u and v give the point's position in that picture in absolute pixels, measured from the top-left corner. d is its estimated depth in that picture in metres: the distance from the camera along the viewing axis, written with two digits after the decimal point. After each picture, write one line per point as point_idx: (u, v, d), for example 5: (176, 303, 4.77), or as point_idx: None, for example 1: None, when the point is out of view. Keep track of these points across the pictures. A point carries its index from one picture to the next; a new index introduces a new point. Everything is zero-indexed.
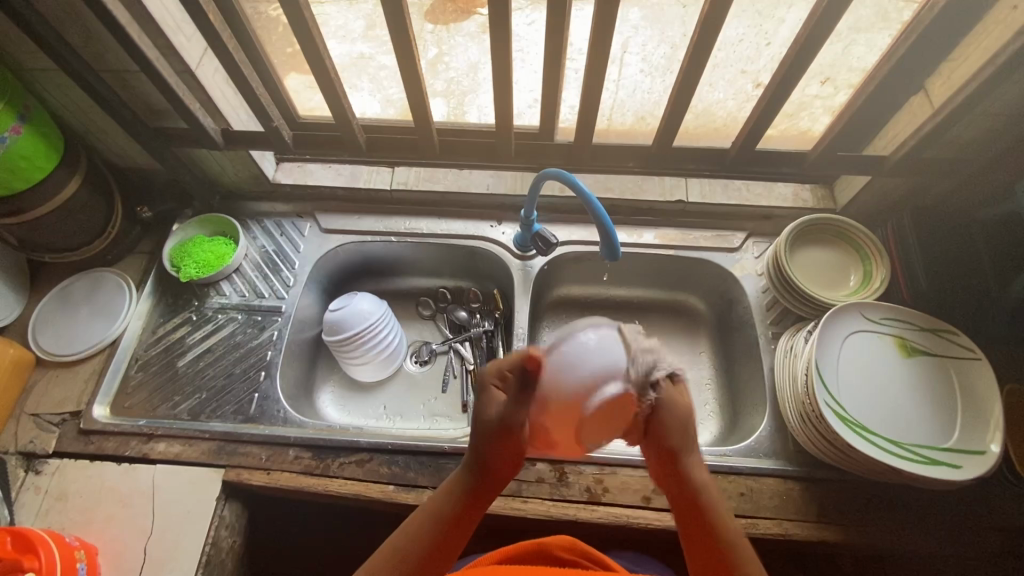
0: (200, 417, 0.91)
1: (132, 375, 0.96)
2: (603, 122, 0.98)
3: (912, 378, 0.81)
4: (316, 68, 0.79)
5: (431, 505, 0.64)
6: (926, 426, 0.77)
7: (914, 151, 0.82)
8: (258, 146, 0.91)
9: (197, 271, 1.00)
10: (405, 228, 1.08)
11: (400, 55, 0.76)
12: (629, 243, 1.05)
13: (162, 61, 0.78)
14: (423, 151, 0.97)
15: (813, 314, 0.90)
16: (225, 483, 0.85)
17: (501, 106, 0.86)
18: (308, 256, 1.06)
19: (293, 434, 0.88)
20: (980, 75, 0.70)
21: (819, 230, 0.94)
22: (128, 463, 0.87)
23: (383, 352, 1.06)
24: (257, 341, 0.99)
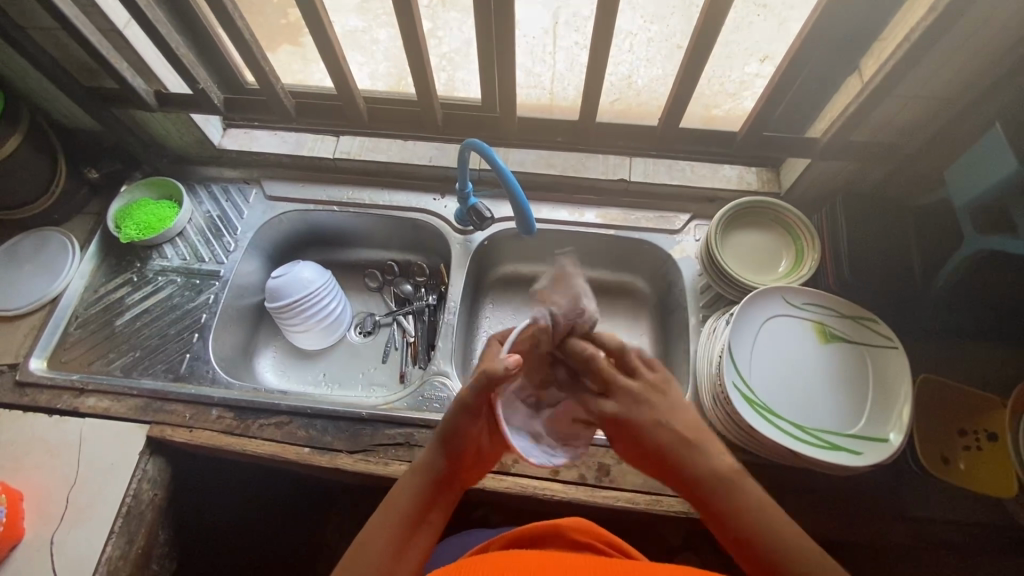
0: (132, 374, 0.94)
1: (71, 332, 0.98)
2: (545, 96, 0.97)
3: (828, 364, 0.80)
4: (229, 29, 0.80)
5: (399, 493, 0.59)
6: (836, 413, 0.77)
7: (843, 133, 0.80)
8: (190, 110, 0.93)
9: (138, 234, 1.03)
10: (348, 199, 1.08)
11: (308, 18, 0.78)
12: (570, 221, 1.03)
13: (82, 19, 0.79)
14: (351, 119, 0.98)
15: (738, 298, 0.89)
16: (148, 438, 0.87)
17: (424, 75, 0.87)
18: (251, 223, 1.07)
19: (217, 394, 0.90)
20: (898, 54, 0.68)
21: (755, 214, 0.92)
22: (59, 415, 0.89)
23: (322, 321, 1.06)
24: (193, 303, 1.01)
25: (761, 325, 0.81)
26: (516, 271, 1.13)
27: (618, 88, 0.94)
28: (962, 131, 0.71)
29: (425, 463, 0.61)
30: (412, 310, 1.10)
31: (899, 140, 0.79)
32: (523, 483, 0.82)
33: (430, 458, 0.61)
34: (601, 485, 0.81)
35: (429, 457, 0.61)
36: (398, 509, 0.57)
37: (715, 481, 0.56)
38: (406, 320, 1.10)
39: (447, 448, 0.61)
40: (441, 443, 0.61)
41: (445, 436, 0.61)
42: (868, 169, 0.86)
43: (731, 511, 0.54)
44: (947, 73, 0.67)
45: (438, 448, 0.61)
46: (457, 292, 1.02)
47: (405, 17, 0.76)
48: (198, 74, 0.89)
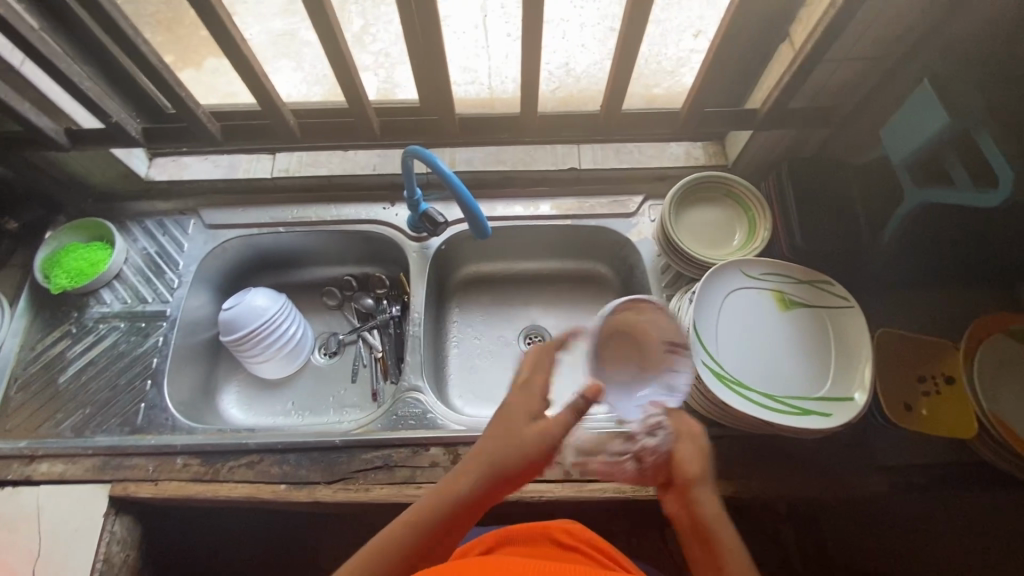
0: (85, 433, 0.88)
1: (11, 397, 0.92)
2: (485, 92, 0.94)
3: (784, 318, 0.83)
4: (140, 60, 0.76)
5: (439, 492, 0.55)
6: (800, 365, 0.79)
7: (780, 103, 0.81)
8: (108, 144, 0.87)
9: (70, 281, 0.96)
10: (294, 218, 1.04)
11: (223, 41, 0.74)
12: (525, 215, 1.02)
13: None
14: (285, 135, 0.94)
15: (698, 275, 0.89)
16: (112, 498, 0.82)
17: (353, 85, 0.83)
18: (193, 255, 1.02)
19: (179, 442, 0.86)
20: (823, 21, 0.68)
21: (707, 189, 0.93)
22: (9, 488, 0.84)
23: (285, 347, 1.02)
24: (141, 349, 0.95)
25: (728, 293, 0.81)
26: (479, 272, 1.11)
27: (557, 76, 0.92)
28: (893, 90, 0.73)
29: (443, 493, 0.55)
30: (377, 325, 1.06)
31: (835, 103, 0.80)
32: (508, 489, 0.81)
33: (471, 484, 0.55)
34: (587, 479, 0.81)
35: (458, 481, 0.56)
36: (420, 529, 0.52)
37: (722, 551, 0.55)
38: (372, 335, 1.07)
39: (497, 461, 0.56)
40: (486, 462, 0.56)
41: (507, 449, 0.56)
42: (809, 134, 0.87)
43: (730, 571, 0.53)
44: (871, 34, 0.68)
45: (489, 458, 0.56)
46: (419, 302, 1.00)
47: (326, 27, 0.72)
48: (111, 106, 0.83)
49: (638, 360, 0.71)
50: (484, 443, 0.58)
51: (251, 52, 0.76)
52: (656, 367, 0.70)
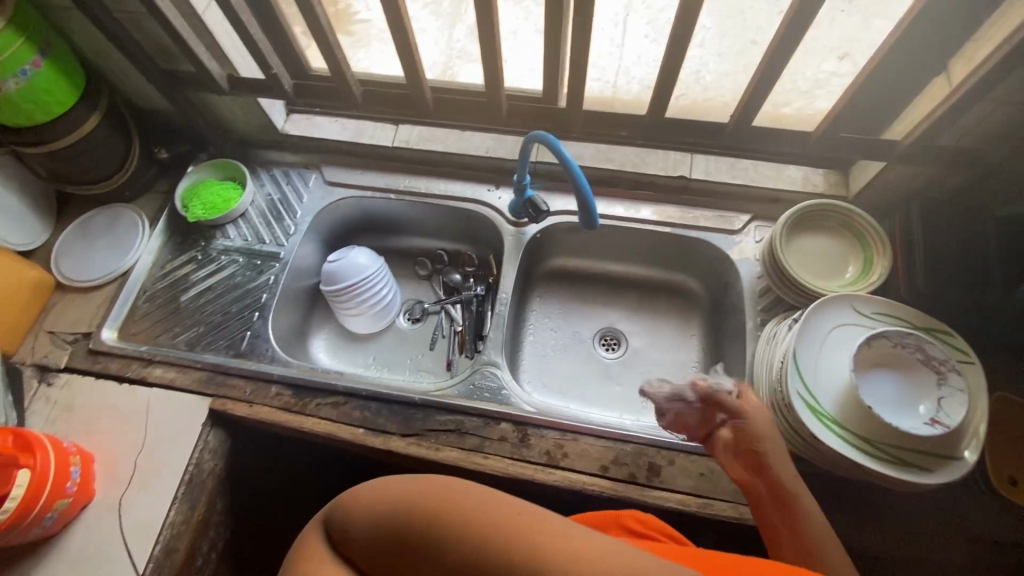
0: (196, 349, 0.97)
1: (140, 305, 1.03)
2: (609, 90, 0.95)
3: (960, 396, 0.71)
4: (311, 21, 0.83)
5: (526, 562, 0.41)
6: (931, 432, 0.69)
7: (925, 137, 0.77)
8: (261, 93, 0.96)
9: (204, 213, 1.06)
10: (405, 186, 1.10)
11: (388, 11, 0.79)
12: (626, 217, 1.02)
13: (167, 3, 0.82)
14: (415, 108, 0.99)
15: (800, 303, 0.86)
16: (211, 411, 0.91)
17: (491, 67, 0.87)
18: (310, 207, 1.10)
19: (276, 372, 0.93)
20: (996, 55, 0.65)
21: (823, 217, 0.90)
22: (128, 384, 0.94)
23: (377, 306, 1.08)
24: (254, 283, 1.04)
25: (889, 331, 0.74)
26: (567, 266, 1.13)
27: (686, 83, 0.92)
28: None
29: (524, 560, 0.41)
30: (461, 300, 1.10)
31: (988, 146, 0.76)
32: (572, 477, 0.82)
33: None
34: (651, 484, 0.81)
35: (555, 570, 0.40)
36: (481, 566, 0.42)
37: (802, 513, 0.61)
38: (455, 309, 1.11)
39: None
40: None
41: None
42: (949, 175, 0.82)
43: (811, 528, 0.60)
44: None
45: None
46: (508, 284, 1.03)
47: (482, 8, 0.76)
48: (273, 60, 0.92)
49: (905, 378, 0.75)
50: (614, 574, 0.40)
51: (407, 24, 0.82)
52: (920, 387, 0.74)
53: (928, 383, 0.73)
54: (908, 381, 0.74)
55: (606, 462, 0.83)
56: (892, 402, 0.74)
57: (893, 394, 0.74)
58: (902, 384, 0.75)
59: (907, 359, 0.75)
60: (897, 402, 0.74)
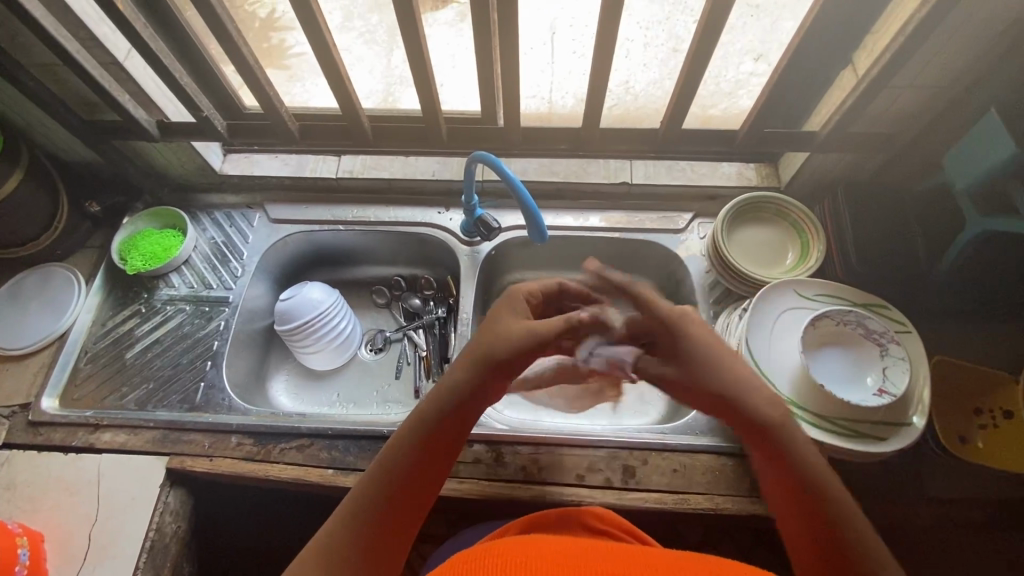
0: (147, 407, 0.93)
1: (81, 367, 0.97)
2: (545, 106, 0.98)
3: (903, 365, 0.74)
4: (238, 61, 0.82)
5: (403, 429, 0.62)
6: (879, 403, 0.73)
7: (840, 126, 0.82)
8: (193, 137, 0.94)
9: (144, 264, 1.02)
10: (353, 217, 1.09)
11: (315, 46, 0.79)
12: (575, 226, 1.04)
13: (83, 53, 0.79)
14: (355, 139, 0.99)
15: (747, 292, 0.90)
16: (168, 470, 0.86)
17: (426, 93, 0.88)
18: (257, 247, 1.07)
19: (235, 421, 0.89)
20: (891, 47, 0.70)
21: (759, 209, 0.94)
22: (75, 453, 0.88)
23: (337, 340, 1.06)
24: (204, 331, 1.00)
25: (830, 310, 0.77)
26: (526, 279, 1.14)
27: (617, 94, 0.95)
28: (957, 121, 0.74)
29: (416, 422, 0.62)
30: (423, 324, 1.09)
31: (895, 129, 0.81)
32: (549, 490, 0.82)
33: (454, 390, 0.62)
34: (628, 487, 0.82)
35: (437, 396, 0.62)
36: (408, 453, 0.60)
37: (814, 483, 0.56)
38: (417, 334, 1.10)
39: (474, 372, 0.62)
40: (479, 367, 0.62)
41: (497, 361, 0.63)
42: (866, 159, 0.87)
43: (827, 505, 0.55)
44: (941, 62, 0.70)
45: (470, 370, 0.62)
46: (468, 304, 1.03)
47: (409, 36, 0.77)
48: (202, 101, 0.89)
49: (852, 354, 0.78)
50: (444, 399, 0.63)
51: (338, 60, 0.82)
52: (867, 361, 0.77)
53: (874, 356, 0.77)
54: (854, 357, 0.78)
55: (581, 471, 0.83)
56: (841, 380, 0.77)
57: (842, 372, 0.78)
58: (849, 361, 0.78)
59: (852, 337, 0.78)
60: (846, 379, 0.77)
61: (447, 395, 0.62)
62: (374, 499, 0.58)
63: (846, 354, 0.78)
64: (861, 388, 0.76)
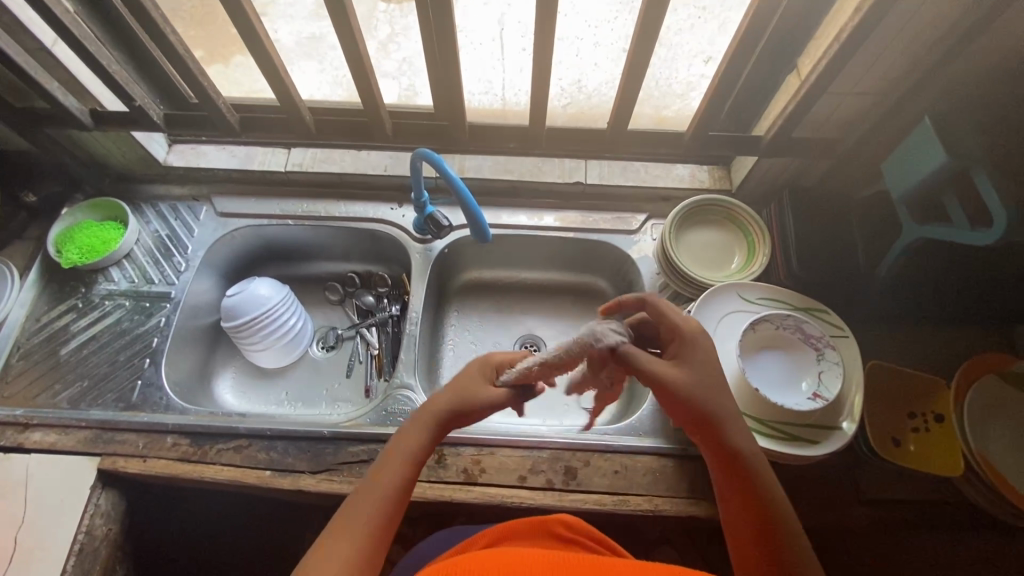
0: (80, 406, 0.90)
1: (12, 364, 0.94)
2: (498, 102, 0.97)
3: (836, 369, 0.75)
4: (172, 53, 0.79)
5: (382, 470, 0.58)
6: (811, 406, 0.73)
7: (784, 132, 0.82)
8: (129, 127, 0.90)
9: (81, 257, 0.98)
10: (303, 212, 1.06)
11: (249, 38, 0.77)
12: (529, 225, 1.04)
13: (4, 37, 0.76)
14: (298, 132, 0.97)
15: (694, 294, 0.90)
16: (100, 472, 0.84)
17: (371, 88, 0.86)
18: (202, 241, 1.04)
19: (171, 421, 0.87)
20: (829, 53, 0.70)
21: (707, 211, 0.94)
22: (2, 454, 0.85)
23: (285, 337, 1.04)
24: (143, 328, 0.97)
25: (770, 314, 0.77)
26: (481, 278, 1.13)
27: (569, 92, 0.95)
28: (893, 128, 0.75)
29: (387, 462, 0.59)
30: (376, 322, 1.08)
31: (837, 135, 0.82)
32: (490, 492, 0.81)
33: (421, 437, 0.61)
34: (568, 488, 0.82)
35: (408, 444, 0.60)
36: (374, 511, 0.55)
37: (754, 471, 0.59)
38: (370, 332, 1.08)
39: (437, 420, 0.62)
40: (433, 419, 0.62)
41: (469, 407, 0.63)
42: (812, 164, 0.88)
43: (777, 507, 0.58)
44: (876, 69, 0.70)
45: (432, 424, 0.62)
46: (418, 302, 1.01)
47: (345, 29, 0.75)
48: (134, 91, 0.86)
49: (788, 358, 0.79)
50: (425, 435, 0.61)
51: (275, 53, 0.80)
52: (803, 364, 0.78)
53: (809, 360, 0.78)
54: (790, 360, 0.79)
55: (524, 472, 0.83)
56: (777, 383, 0.78)
57: (779, 376, 0.78)
58: (786, 365, 0.79)
59: (789, 340, 0.79)
60: (783, 383, 0.78)
61: (416, 445, 0.61)
62: (362, 537, 0.54)
63: (782, 358, 0.79)
64: (796, 391, 0.76)
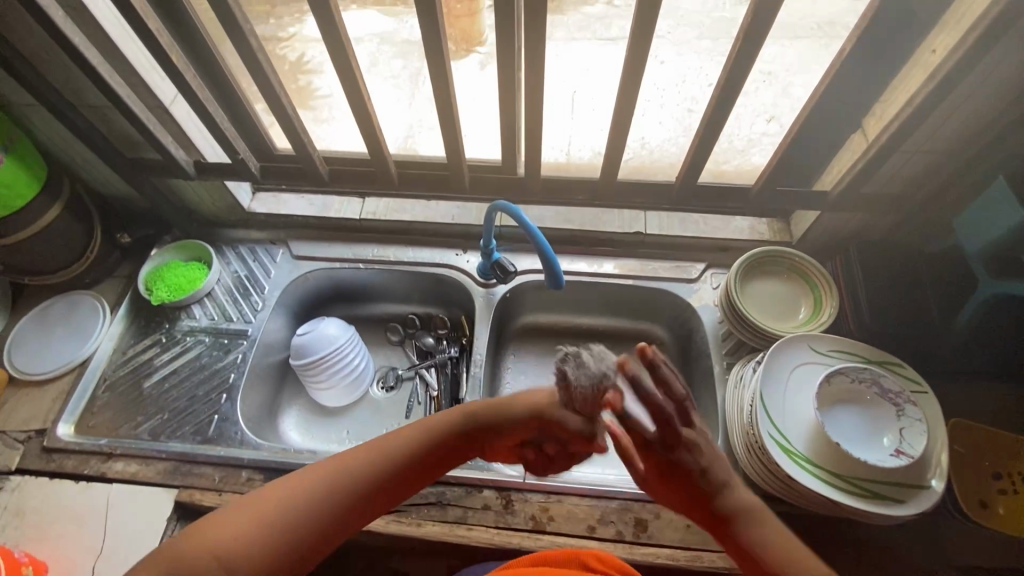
0: (160, 438, 0.93)
1: (99, 395, 0.99)
2: (562, 157, 1.03)
3: (920, 426, 0.74)
4: (279, 112, 0.87)
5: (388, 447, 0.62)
6: (898, 463, 0.72)
7: (850, 188, 0.85)
8: (227, 177, 0.98)
9: (169, 295, 1.05)
10: (374, 255, 1.12)
11: (352, 99, 0.85)
12: (589, 271, 1.06)
13: (135, 98, 0.85)
14: (381, 182, 1.03)
15: (761, 344, 0.90)
16: (177, 504, 0.86)
17: (453, 143, 0.93)
18: (278, 282, 1.10)
19: (246, 455, 0.90)
20: (901, 114, 0.73)
21: (769, 263, 0.96)
22: (86, 482, 0.89)
23: (349, 376, 1.07)
24: (221, 364, 1.02)
25: (844, 367, 0.77)
26: (538, 322, 1.15)
27: (633, 147, 1.01)
28: (967, 187, 0.77)
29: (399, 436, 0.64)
30: (435, 363, 1.10)
31: (906, 192, 0.84)
32: (560, 542, 0.80)
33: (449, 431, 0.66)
34: (638, 541, 0.80)
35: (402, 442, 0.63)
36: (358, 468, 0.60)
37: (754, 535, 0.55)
38: (429, 373, 1.10)
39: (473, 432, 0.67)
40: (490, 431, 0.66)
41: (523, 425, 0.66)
42: (878, 219, 0.90)
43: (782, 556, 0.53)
44: (950, 129, 0.73)
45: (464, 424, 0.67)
46: (481, 345, 1.04)
47: (440, 88, 0.82)
48: (239, 145, 0.95)
49: (866, 412, 0.78)
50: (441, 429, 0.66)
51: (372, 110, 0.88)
52: (883, 419, 0.77)
53: (890, 415, 0.76)
54: (869, 416, 0.77)
55: (593, 522, 0.82)
56: (857, 439, 0.76)
57: (857, 432, 0.77)
58: (864, 420, 0.77)
59: (866, 395, 0.78)
60: (863, 439, 0.76)
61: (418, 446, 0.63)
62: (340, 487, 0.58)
63: (860, 414, 0.78)
64: (879, 448, 0.75)
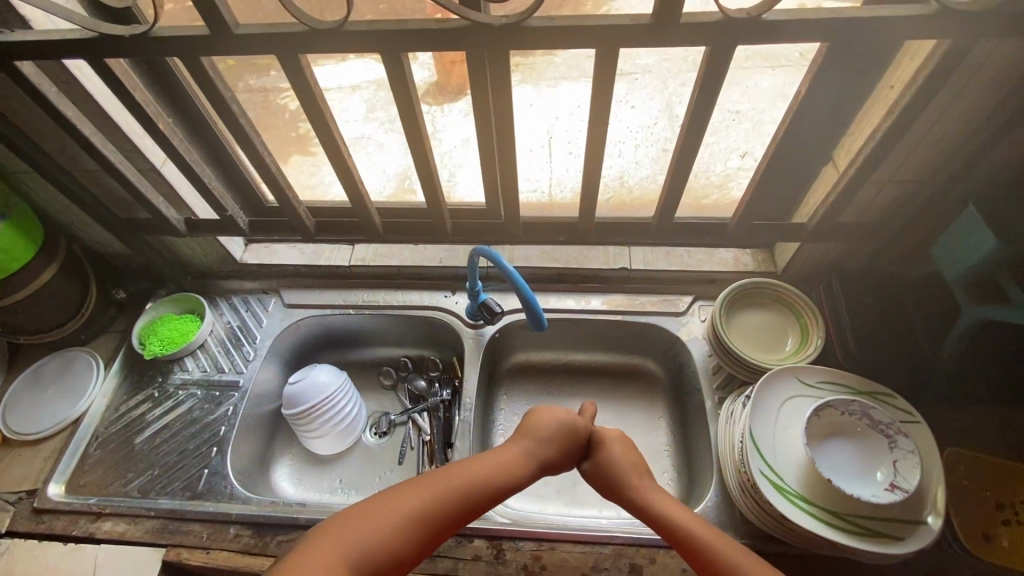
0: (150, 494, 0.93)
1: (90, 453, 0.99)
2: (544, 197, 1.06)
3: (912, 458, 0.72)
4: (264, 171, 0.90)
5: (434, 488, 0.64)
6: (892, 500, 0.70)
7: (825, 220, 0.86)
8: (218, 232, 1.01)
9: (161, 348, 1.06)
10: (364, 301, 1.13)
11: (334, 160, 0.88)
12: (576, 308, 1.07)
13: (126, 162, 0.89)
14: (368, 232, 1.05)
15: (750, 378, 0.90)
16: (165, 563, 0.85)
17: (434, 191, 0.95)
18: (270, 331, 1.11)
19: (235, 510, 0.89)
20: (865, 148, 0.75)
21: (755, 294, 0.96)
22: (74, 543, 0.88)
23: (341, 424, 1.06)
24: (212, 416, 1.02)
25: (833, 400, 0.75)
26: (529, 361, 1.15)
27: (612, 186, 1.04)
28: (940, 214, 0.77)
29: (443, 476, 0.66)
30: (427, 407, 1.09)
31: (881, 221, 0.85)
32: None
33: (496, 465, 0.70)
34: None
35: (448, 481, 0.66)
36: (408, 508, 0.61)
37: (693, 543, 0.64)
38: (421, 417, 1.10)
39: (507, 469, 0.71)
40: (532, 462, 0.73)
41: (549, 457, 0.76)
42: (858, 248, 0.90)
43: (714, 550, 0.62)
44: (914, 160, 0.74)
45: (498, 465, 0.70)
46: (471, 386, 1.03)
47: (416, 142, 0.84)
48: (227, 202, 0.98)
49: (857, 445, 0.76)
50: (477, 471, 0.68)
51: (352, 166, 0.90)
52: (875, 452, 0.75)
53: (882, 448, 0.75)
54: (860, 449, 0.76)
55: (586, 569, 0.80)
56: (850, 474, 0.75)
57: (851, 467, 0.75)
58: (856, 453, 0.76)
59: (857, 427, 0.76)
60: (856, 474, 0.74)
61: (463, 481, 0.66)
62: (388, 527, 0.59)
63: (852, 448, 0.76)
64: (873, 483, 0.73)
